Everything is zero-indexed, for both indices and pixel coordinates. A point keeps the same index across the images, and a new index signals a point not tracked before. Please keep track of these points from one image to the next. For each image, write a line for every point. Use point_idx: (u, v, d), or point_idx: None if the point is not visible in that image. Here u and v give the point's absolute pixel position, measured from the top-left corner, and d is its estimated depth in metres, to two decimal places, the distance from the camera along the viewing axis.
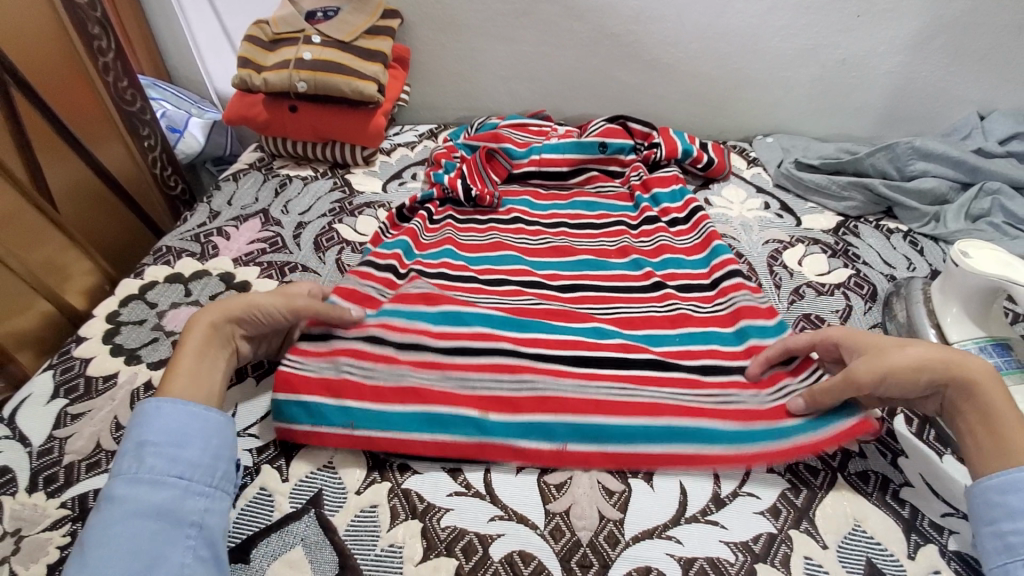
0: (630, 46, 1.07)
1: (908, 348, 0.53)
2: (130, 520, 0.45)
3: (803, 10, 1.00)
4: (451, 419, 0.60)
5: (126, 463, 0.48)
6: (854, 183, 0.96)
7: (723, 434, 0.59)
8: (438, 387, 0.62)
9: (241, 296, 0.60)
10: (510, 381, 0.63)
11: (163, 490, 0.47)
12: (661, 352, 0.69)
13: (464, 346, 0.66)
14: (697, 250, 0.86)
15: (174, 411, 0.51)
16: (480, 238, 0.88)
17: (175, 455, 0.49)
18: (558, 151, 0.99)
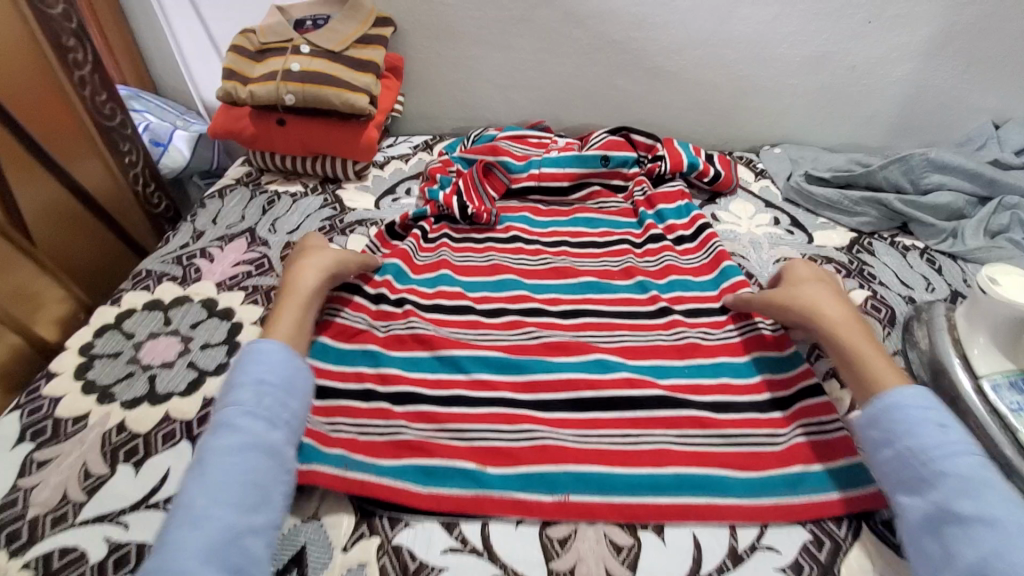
0: (631, 54, 1.03)
1: (808, 287, 0.68)
2: (249, 452, 0.51)
3: (812, 17, 0.96)
4: (447, 472, 0.58)
5: (242, 396, 0.55)
6: (868, 198, 0.91)
7: (733, 483, 0.57)
8: (436, 440, 0.61)
9: (331, 256, 0.72)
10: (510, 432, 0.62)
11: (273, 431, 0.54)
12: (668, 386, 0.67)
13: (459, 395, 0.65)
14: (708, 268, 0.82)
15: (286, 363, 0.59)
16: (479, 259, 0.85)
17: (283, 402, 0.56)
18: (559, 165, 0.95)
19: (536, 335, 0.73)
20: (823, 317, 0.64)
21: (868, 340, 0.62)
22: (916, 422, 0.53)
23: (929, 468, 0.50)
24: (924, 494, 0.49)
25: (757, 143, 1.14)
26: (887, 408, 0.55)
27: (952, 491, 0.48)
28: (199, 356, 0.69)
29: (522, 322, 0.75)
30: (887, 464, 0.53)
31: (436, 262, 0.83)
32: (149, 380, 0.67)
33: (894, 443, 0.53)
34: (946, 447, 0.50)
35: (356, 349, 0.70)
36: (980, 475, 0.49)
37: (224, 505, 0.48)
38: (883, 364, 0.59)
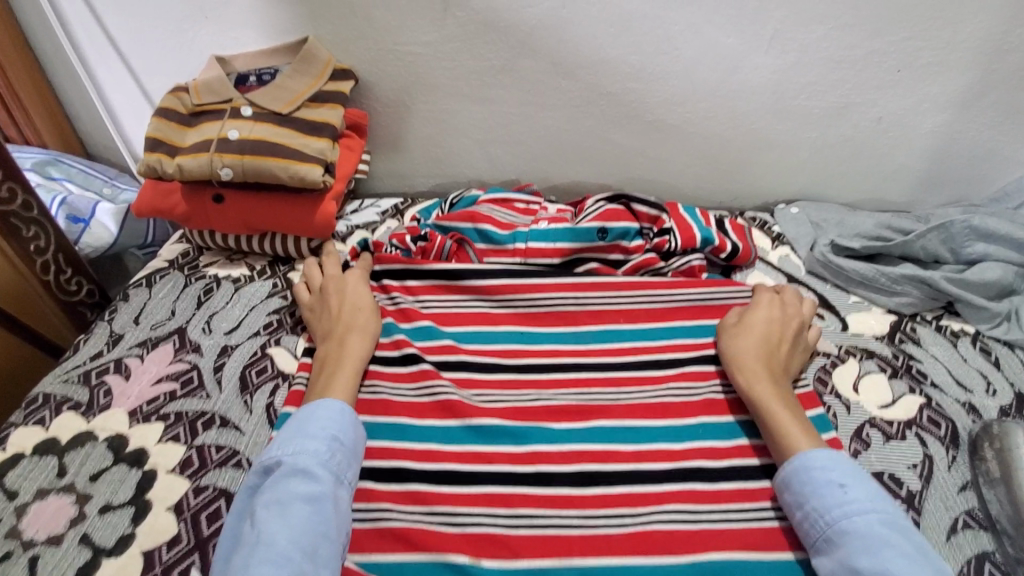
0: (629, 105, 0.90)
1: (750, 342, 0.64)
2: (312, 508, 0.49)
3: (833, 65, 0.84)
4: (435, 570, 0.52)
5: (311, 448, 0.53)
6: (909, 276, 0.78)
7: (758, 568, 0.52)
8: (425, 527, 0.55)
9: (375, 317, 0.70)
10: (506, 515, 0.55)
11: (338, 487, 0.52)
12: (681, 452, 0.61)
13: (450, 471, 0.59)
14: (722, 311, 0.75)
15: (354, 420, 0.58)
16: (469, 305, 0.77)
17: (350, 459, 0.55)
18: (547, 239, 0.81)
19: (535, 395, 0.66)
20: (749, 369, 0.62)
21: (789, 400, 0.60)
22: (818, 481, 0.52)
23: (833, 528, 0.49)
24: (830, 553, 0.49)
25: (769, 200, 1.02)
26: (797, 465, 0.54)
27: (853, 551, 0.47)
28: (96, 526, 0.54)
29: (518, 384, 0.68)
30: (800, 525, 0.52)
31: (418, 312, 0.75)
32: (31, 562, 0.52)
33: (801, 503, 0.52)
34: (848, 505, 0.49)
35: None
36: (880, 532, 0.47)
37: (298, 552, 0.46)
38: (799, 424, 0.57)
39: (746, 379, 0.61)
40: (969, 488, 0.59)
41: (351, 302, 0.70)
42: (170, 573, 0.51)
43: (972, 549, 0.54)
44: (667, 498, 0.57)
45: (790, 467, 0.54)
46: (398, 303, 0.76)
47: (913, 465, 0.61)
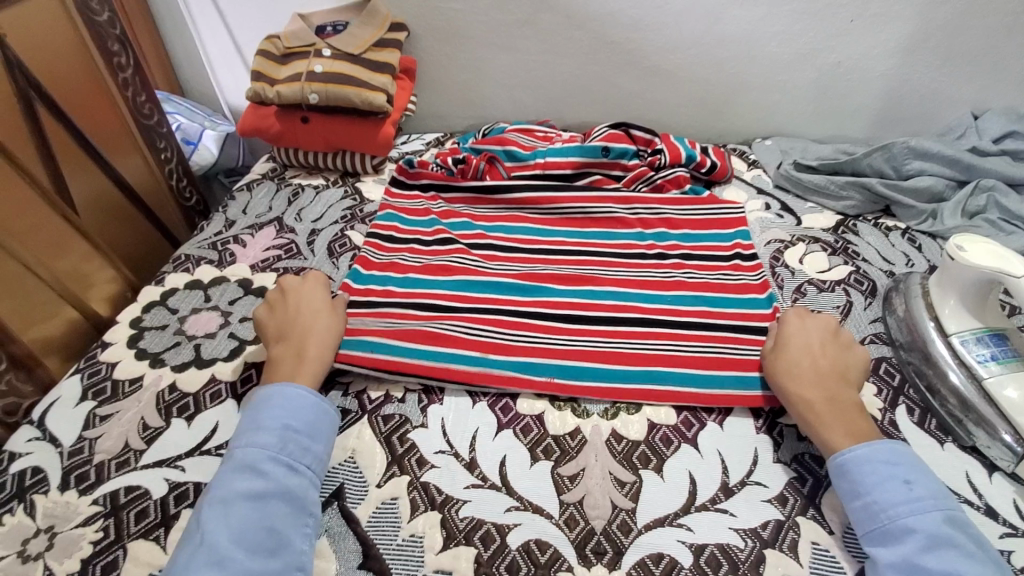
0: (630, 53, 1.10)
1: (795, 360, 0.64)
2: (258, 501, 0.52)
3: (797, 17, 1.03)
4: (458, 355, 0.70)
5: (265, 441, 0.56)
6: (853, 183, 0.98)
7: (699, 377, 0.68)
8: (451, 334, 0.73)
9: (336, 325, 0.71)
10: (512, 335, 0.74)
11: (290, 476, 0.55)
12: (652, 308, 0.77)
13: (471, 306, 0.78)
14: (702, 223, 0.94)
15: (312, 406, 0.60)
16: (495, 210, 0.97)
17: (306, 446, 0.58)
18: (562, 154, 1.02)
19: (544, 267, 0.85)
20: (791, 384, 0.62)
21: (842, 414, 0.59)
22: (880, 472, 0.53)
23: (896, 524, 0.50)
24: (891, 547, 0.50)
25: (749, 137, 1.21)
26: (841, 461, 0.56)
27: (919, 547, 0.48)
28: (239, 328, 0.75)
29: (530, 260, 0.86)
30: (854, 514, 0.53)
31: (459, 212, 0.96)
32: (196, 347, 0.73)
33: (861, 495, 0.53)
34: (915, 502, 0.51)
35: (386, 274, 0.83)
36: (946, 532, 0.49)
37: (240, 552, 0.49)
38: (843, 424, 0.58)
39: (791, 397, 0.62)
40: (878, 321, 0.78)
41: (314, 311, 0.71)
42: None
43: (872, 355, 0.74)
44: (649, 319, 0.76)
45: (836, 464, 0.56)
46: (443, 207, 0.97)
47: (836, 307, 0.81)
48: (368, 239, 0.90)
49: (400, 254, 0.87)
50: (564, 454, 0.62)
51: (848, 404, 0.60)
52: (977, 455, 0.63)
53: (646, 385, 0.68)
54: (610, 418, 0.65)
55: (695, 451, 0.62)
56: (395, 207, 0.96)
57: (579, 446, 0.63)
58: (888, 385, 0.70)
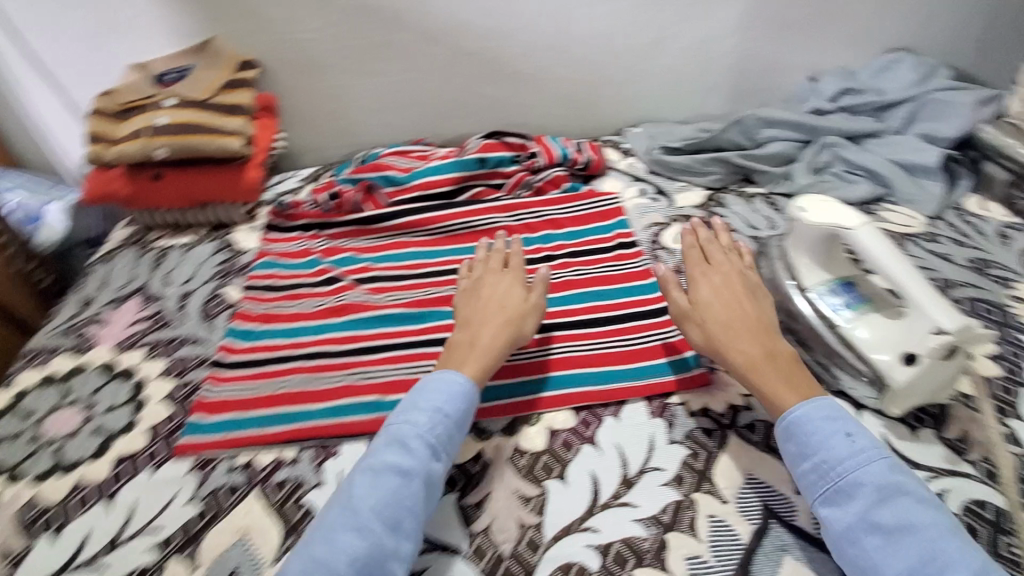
0: (491, 62, 1.12)
1: (720, 317, 0.66)
2: (400, 480, 0.54)
3: (638, 9, 1.08)
4: (355, 405, 0.68)
5: (418, 419, 0.58)
6: (714, 158, 1.04)
7: (592, 375, 0.70)
8: (345, 383, 0.71)
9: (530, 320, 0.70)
10: (408, 368, 0.72)
11: (433, 460, 0.56)
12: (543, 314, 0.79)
13: (361, 347, 0.75)
14: (584, 220, 0.96)
15: (465, 393, 0.61)
16: (380, 239, 0.95)
17: (451, 432, 0.59)
18: (439, 173, 1.01)
19: (434, 290, 0.83)
20: (727, 343, 0.64)
21: (783, 368, 0.61)
22: (824, 428, 0.55)
23: (847, 481, 0.52)
24: (845, 505, 0.51)
25: (621, 127, 1.26)
26: (792, 421, 0.57)
27: (871, 502, 0.50)
28: (106, 419, 0.69)
29: (419, 286, 0.85)
30: (806, 478, 0.54)
31: (342, 248, 0.93)
32: (57, 452, 0.66)
33: (810, 456, 0.54)
34: (861, 454, 0.52)
35: (269, 327, 0.79)
36: (895, 481, 0.51)
37: (378, 525, 0.52)
38: (784, 379, 0.60)
39: (729, 356, 0.63)
40: None
41: (507, 301, 0.70)
42: (171, 438, 0.67)
43: None
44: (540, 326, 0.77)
45: (785, 426, 0.57)
46: (325, 244, 0.94)
47: None
48: (246, 293, 0.85)
49: (287, 304, 0.83)
50: (468, 481, 0.61)
51: (786, 358, 0.62)
52: (845, 396, 0.69)
53: (545, 393, 0.68)
54: (511, 434, 0.65)
55: (596, 449, 0.63)
56: (274, 253, 0.92)
57: (483, 471, 0.62)
58: None
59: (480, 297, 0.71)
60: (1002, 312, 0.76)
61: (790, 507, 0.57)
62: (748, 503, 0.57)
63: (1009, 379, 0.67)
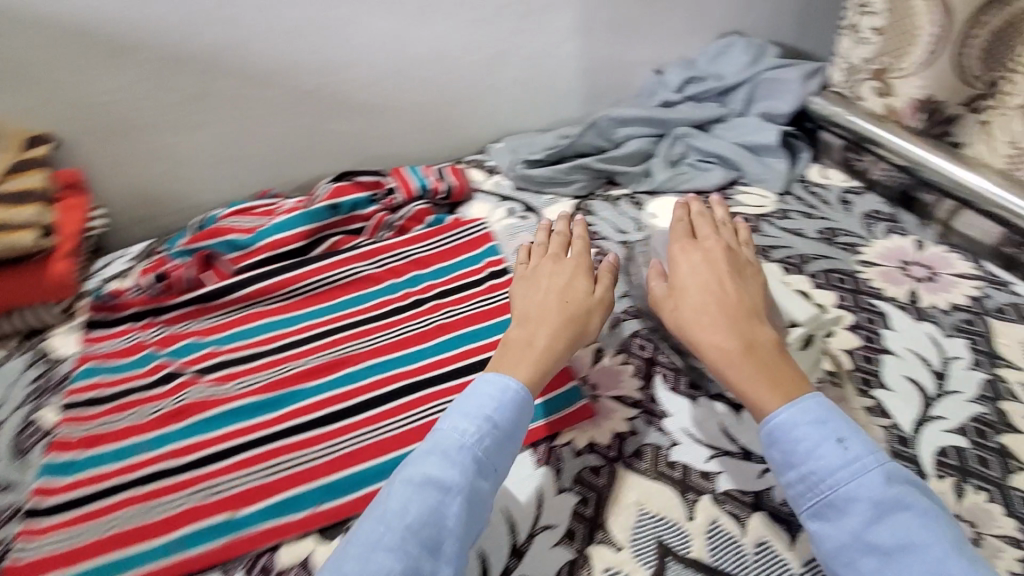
0: (331, 98, 1.04)
1: (698, 308, 0.63)
2: (440, 495, 0.50)
3: (475, 25, 1.05)
4: (202, 530, 0.59)
5: (465, 429, 0.54)
6: (574, 166, 1.03)
7: None
8: (190, 504, 0.61)
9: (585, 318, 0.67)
10: (265, 469, 0.64)
11: (476, 476, 0.52)
12: (413, 370, 0.73)
13: (210, 454, 0.66)
14: (451, 253, 0.91)
15: (514, 400, 0.57)
16: (227, 315, 0.84)
17: (501, 444, 0.55)
18: (286, 229, 0.91)
19: (290, 366, 0.75)
20: (704, 334, 0.61)
21: (768, 366, 0.57)
22: (811, 435, 0.51)
23: (838, 495, 0.48)
24: (837, 520, 0.48)
25: (484, 144, 1.22)
26: (774, 427, 0.53)
27: (866, 520, 0.47)
28: None
29: (273, 363, 0.76)
30: (794, 490, 0.51)
31: (182, 334, 0.82)
32: None
33: (797, 467, 0.51)
34: (853, 466, 0.48)
35: (94, 451, 0.67)
36: (893, 495, 0.47)
37: (414, 545, 0.47)
38: (769, 375, 0.56)
39: (705, 347, 0.60)
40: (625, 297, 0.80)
41: (574, 294, 0.68)
42: None
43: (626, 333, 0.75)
44: (412, 387, 0.71)
45: (766, 429, 0.53)
46: (161, 333, 0.82)
47: None
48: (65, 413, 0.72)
49: (116, 417, 0.71)
50: None
51: (771, 357, 0.58)
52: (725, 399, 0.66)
53: None
54: None
55: None
56: (98, 355, 0.79)
57: None
58: (642, 358, 0.71)
59: (540, 293, 0.69)
60: (853, 278, 0.79)
61: (684, 536, 0.54)
62: (642, 544, 0.54)
63: (868, 347, 0.69)
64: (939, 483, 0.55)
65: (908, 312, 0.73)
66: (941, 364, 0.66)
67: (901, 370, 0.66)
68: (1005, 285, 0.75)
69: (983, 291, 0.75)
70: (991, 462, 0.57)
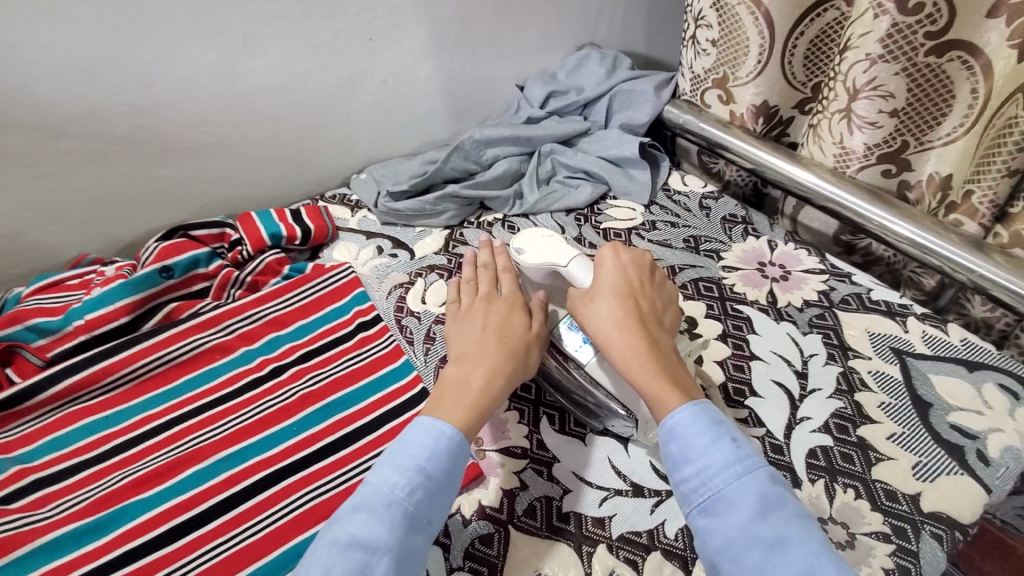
0: (151, 141, 0.91)
1: (609, 305, 0.60)
2: (360, 557, 0.45)
3: (314, 50, 0.96)
4: None
5: (394, 480, 0.50)
6: (442, 196, 0.97)
7: None
8: None
9: (523, 351, 0.61)
10: None
11: (404, 534, 0.48)
12: (275, 456, 0.66)
13: None
14: (315, 307, 0.82)
15: (450, 447, 0.52)
16: (37, 420, 0.70)
17: (433, 497, 0.50)
18: (105, 304, 0.77)
19: (123, 475, 0.64)
20: (612, 330, 0.58)
21: (672, 370, 0.56)
22: (709, 432, 0.51)
23: (728, 489, 0.48)
24: (724, 516, 0.47)
25: (347, 175, 1.14)
26: (673, 422, 0.52)
27: (753, 514, 0.46)
28: None
29: (101, 473, 0.65)
30: (687, 485, 0.50)
31: None
32: None
33: (692, 460, 0.50)
34: (745, 461, 0.49)
35: None
36: (776, 492, 0.47)
37: None
38: (671, 378, 0.55)
39: (610, 342, 0.58)
40: None
41: (513, 327, 0.63)
42: None
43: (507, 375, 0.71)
44: (274, 476, 0.64)
45: (665, 422, 0.52)
46: None
47: None
48: None
49: None
50: None
51: (674, 363, 0.57)
52: (610, 433, 0.63)
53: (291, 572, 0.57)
54: None
55: None
56: None
57: None
58: (527, 402, 0.67)
59: (474, 326, 0.64)
60: (719, 285, 0.81)
61: None
62: None
63: (737, 355, 0.70)
64: (813, 488, 0.57)
65: (770, 313, 0.76)
66: (802, 365, 0.69)
67: (769, 375, 0.68)
68: (847, 276, 0.81)
69: (829, 284, 0.80)
70: (855, 458, 0.59)
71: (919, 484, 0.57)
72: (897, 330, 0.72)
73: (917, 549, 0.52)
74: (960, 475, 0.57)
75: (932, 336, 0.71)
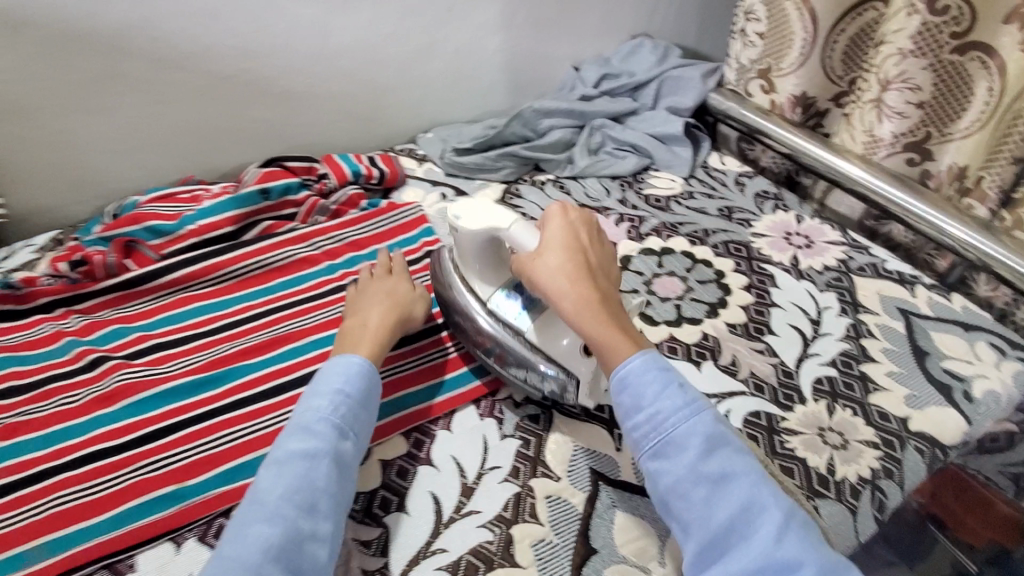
0: (253, 82, 1.03)
1: (559, 263, 0.59)
2: (305, 465, 0.53)
3: (399, 16, 1.07)
4: (149, 503, 0.61)
5: (321, 405, 0.57)
6: (502, 154, 1.09)
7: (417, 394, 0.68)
8: (134, 481, 0.62)
9: (410, 303, 0.73)
10: (212, 442, 0.66)
11: (338, 440, 0.56)
12: None
13: (148, 434, 0.66)
14: (388, 235, 0.94)
15: (361, 372, 0.61)
16: (156, 300, 0.83)
17: (356, 411, 0.59)
18: (213, 215, 0.89)
19: (230, 346, 0.77)
20: (564, 289, 0.58)
21: (619, 321, 0.58)
22: (659, 380, 0.54)
23: (677, 434, 0.51)
24: (674, 457, 0.51)
25: (412, 134, 1.25)
26: (625, 375, 0.54)
27: (699, 453, 0.50)
28: None
29: (211, 343, 0.77)
30: (639, 432, 0.53)
31: (105, 320, 0.79)
32: None
33: (643, 409, 0.53)
34: (691, 406, 0.52)
35: (14, 441, 0.65)
36: (718, 429, 0.52)
37: (292, 509, 0.50)
38: (619, 330, 0.57)
39: (562, 302, 0.58)
40: None
41: (399, 289, 0.74)
42: None
43: None
44: None
45: (618, 375, 0.55)
46: (80, 322, 0.79)
47: None
48: None
49: (45, 404, 0.69)
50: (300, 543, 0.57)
51: (621, 312, 0.59)
52: None
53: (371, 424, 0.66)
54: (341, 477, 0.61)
55: (432, 468, 0.61)
56: (9, 347, 0.75)
57: None
58: None
59: (367, 291, 0.74)
60: (747, 248, 0.90)
61: (614, 465, 0.62)
62: (577, 475, 0.61)
63: (759, 303, 0.80)
64: (816, 405, 0.67)
65: (792, 273, 0.85)
66: (816, 314, 0.78)
67: (787, 320, 0.77)
68: (865, 249, 0.89)
69: (848, 254, 0.89)
70: (856, 386, 0.68)
71: (909, 410, 0.66)
72: (905, 294, 0.81)
73: (901, 457, 0.62)
74: (946, 407, 0.66)
75: (936, 301, 0.80)
